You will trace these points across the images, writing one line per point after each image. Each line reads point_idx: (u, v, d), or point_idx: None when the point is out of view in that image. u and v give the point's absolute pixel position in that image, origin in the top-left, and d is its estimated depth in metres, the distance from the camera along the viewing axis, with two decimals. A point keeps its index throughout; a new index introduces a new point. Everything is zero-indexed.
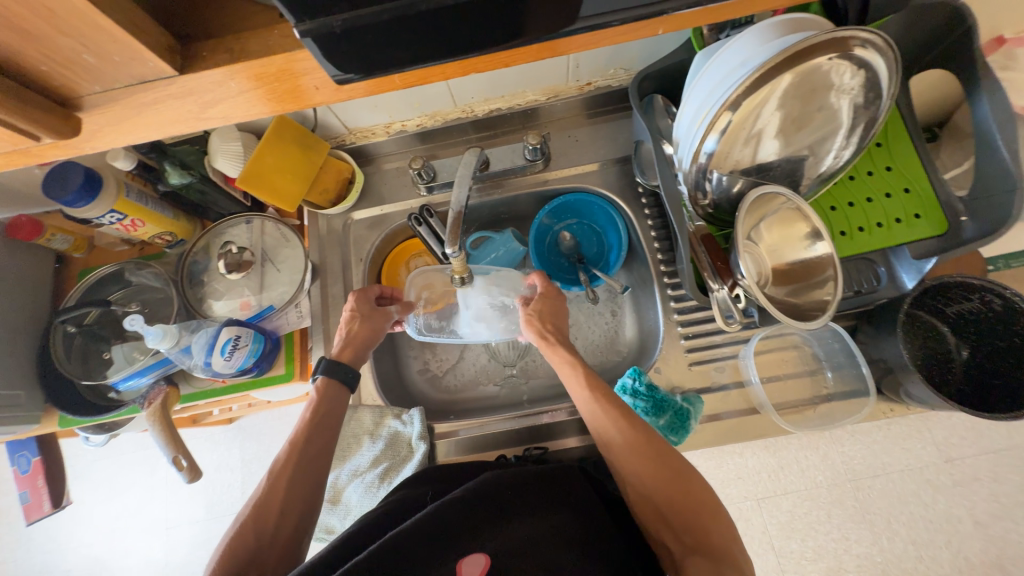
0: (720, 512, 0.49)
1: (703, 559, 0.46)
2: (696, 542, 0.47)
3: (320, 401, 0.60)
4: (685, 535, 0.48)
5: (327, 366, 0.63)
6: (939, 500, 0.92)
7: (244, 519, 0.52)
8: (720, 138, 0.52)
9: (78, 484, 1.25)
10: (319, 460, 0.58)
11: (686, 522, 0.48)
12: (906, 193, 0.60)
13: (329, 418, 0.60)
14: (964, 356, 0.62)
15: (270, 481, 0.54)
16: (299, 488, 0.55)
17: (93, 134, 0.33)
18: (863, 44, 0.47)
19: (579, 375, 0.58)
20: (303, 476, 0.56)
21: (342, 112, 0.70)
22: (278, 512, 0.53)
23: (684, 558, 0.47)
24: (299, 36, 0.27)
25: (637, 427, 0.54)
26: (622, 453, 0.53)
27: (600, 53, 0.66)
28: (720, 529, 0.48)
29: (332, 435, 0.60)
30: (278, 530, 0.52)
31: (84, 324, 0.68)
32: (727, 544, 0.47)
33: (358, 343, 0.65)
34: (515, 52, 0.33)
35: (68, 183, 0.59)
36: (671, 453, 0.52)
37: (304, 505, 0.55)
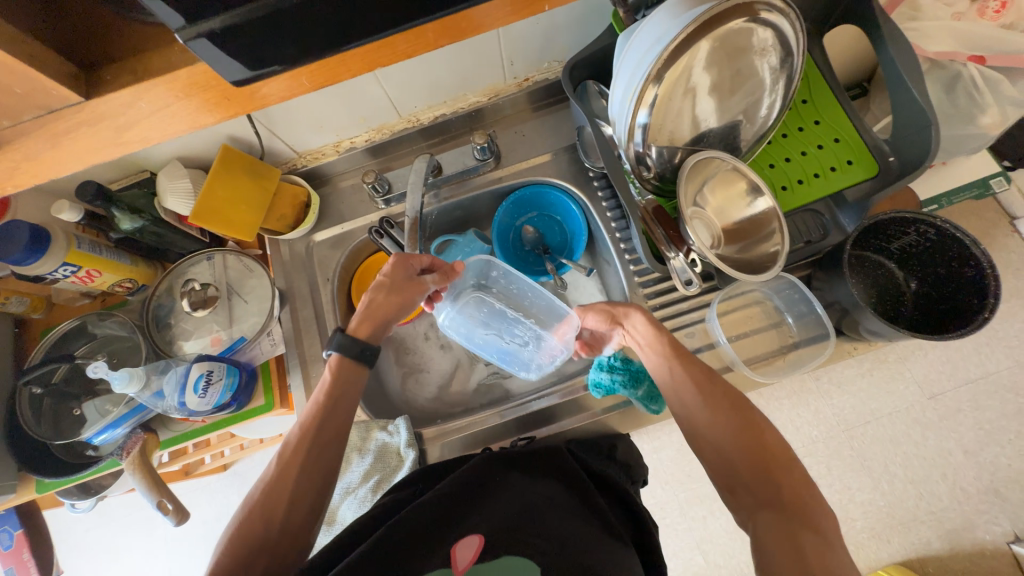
0: (796, 464, 0.48)
1: (770, 514, 0.45)
2: (770, 496, 0.46)
3: (331, 382, 0.56)
4: (756, 489, 0.47)
5: (341, 341, 0.58)
6: (928, 436, 0.95)
7: (252, 505, 0.49)
8: (650, 111, 0.55)
9: (71, 559, 1.19)
10: (332, 448, 0.54)
11: (759, 467, 0.48)
12: (835, 142, 0.63)
13: (341, 403, 0.56)
14: (913, 288, 0.65)
15: (277, 470, 0.51)
16: (308, 479, 0.51)
17: (10, 172, 0.33)
18: (767, 7, 0.50)
19: (655, 334, 0.57)
20: (314, 467, 0.52)
21: (288, 136, 0.71)
22: (285, 504, 0.49)
23: (753, 514, 0.46)
24: (186, 38, 0.28)
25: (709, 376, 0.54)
26: (697, 402, 0.53)
27: (531, 47, 0.68)
28: (797, 481, 0.47)
29: (348, 414, 0.56)
30: (284, 522, 0.48)
31: (50, 383, 0.66)
32: (805, 498, 0.45)
33: (378, 318, 0.61)
34: (414, 39, 0.35)
35: (13, 241, 0.58)
36: (743, 406, 0.51)
37: (316, 493, 0.51)
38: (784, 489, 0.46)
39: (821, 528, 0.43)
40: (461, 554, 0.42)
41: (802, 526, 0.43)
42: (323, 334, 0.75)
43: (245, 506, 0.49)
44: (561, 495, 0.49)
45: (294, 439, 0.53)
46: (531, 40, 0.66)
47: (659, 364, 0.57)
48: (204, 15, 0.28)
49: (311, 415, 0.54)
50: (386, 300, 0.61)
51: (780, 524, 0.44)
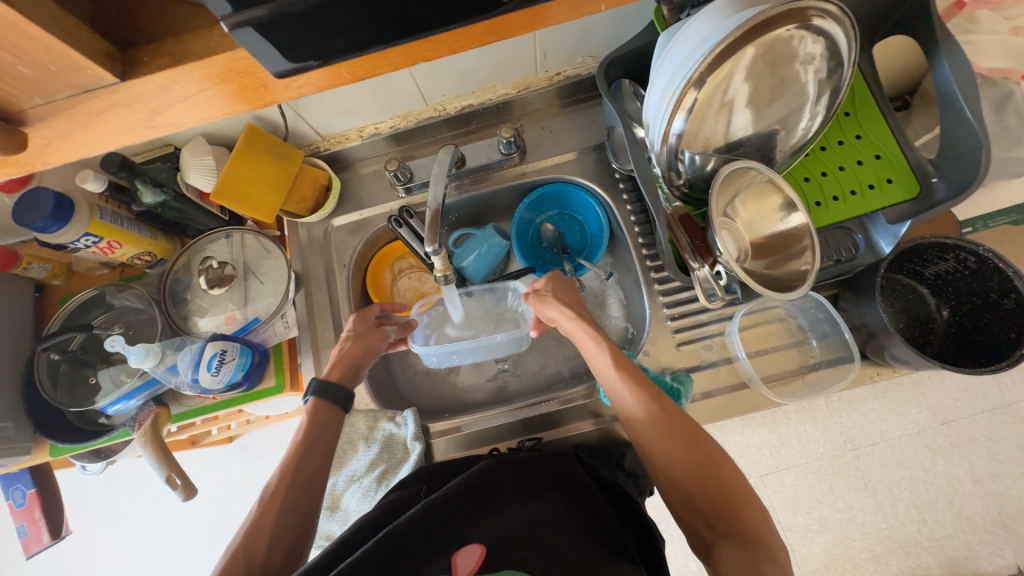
0: (753, 499, 0.49)
1: (731, 544, 0.45)
2: (730, 528, 0.46)
3: (309, 423, 0.58)
4: (717, 521, 0.47)
5: (318, 387, 0.60)
6: (938, 463, 0.93)
7: (231, 554, 0.48)
8: (687, 117, 0.53)
9: (79, 517, 1.23)
10: (313, 486, 0.55)
11: (716, 504, 0.48)
12: (876, 159, 0.61)
13: (319, 443, 0.57)
14: (944, 316, 0.63)
15: (259, 513, 0.51)
16: (289, 520, 0.51)
17: (42, 149, 0.32)
18: (820, 13, 0.47)
19: (603, 351, 0.58)
20: (294, 507, 0.52)
21: (313, 118, 0.70)
22: (267, 544, 0.49)
23: (715, 543, 0.46)
24: (233, 27, 0.27)
25: (662, 402, 0.54)
26: (651, 431, 0.53)
27: (565, 42, 0.66)
28: (755, 518, 0.47)
29: (326, 454, 0.57)
30: (265, 564, 0.48)
31: (68, 350, 0.67)
32: (760, 528, 0.46)
33: (348, 363, 0.63)
34: (462, 36, 0.33)
35: (38, 210, 0.58)
36: (696, 432, 0.52)
37: (294, 537, 0.51)
38: (744, 523, 0.47)
39: (779, 559, 0.44)
40: (462, 562, 0.42)
41: (763, 558, 0.43)
42: (336, 320, 0.75)
43: (224, 557, 0.48)
44: (567, 509, 0.48)
45: (273, 484, 0.53)
46: (567, 35, 0.64)
47: (609, 388, 0.57)
48: (251, 3, 0.26)
49: (292, 455, 0.55)
50: (356, 346, 0.64)
51: (740, 556, 0.44)
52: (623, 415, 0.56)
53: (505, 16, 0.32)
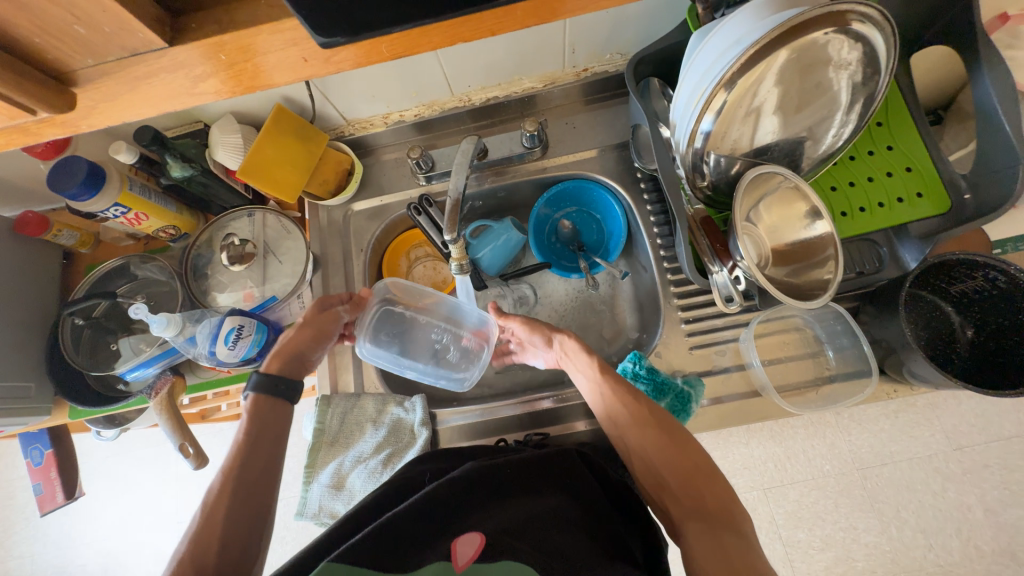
0: (717, 473, 0.50)
1: (698, 525, 0.46)
2: (698, 508, 0.47)
3: (252, 420, 0.55)
4: (684, 500, 0.48)
5: (262, 382, 0.58)
6: (949, 488, 0.91)
7: (179, 559, 0.45)
8: (715, 118, 0.52)
9: (91, 480, 1.27)
10: (258, 491, 0.51)
11: (684, 484, 0.49)
12: (907, 171, 0.59)
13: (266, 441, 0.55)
14: (968, 335, 0.61)
15: (199, 529, 0.47)
16: (234, 535, 0.48)
17: (89, 110, 0.33)
18: (860, 17, 0.46)
19: (590, 359, 0.59)
20: (242, 508, 0.49)
21: (339, 102, 0.70)
22: (218, 549, 0.46)
23: (683, 524, 0.47)
24: None
25: (642, 402, 0.54)
26: (629, 430, 0.53)
27: (596, 37, 0.65)
28: (717, 489, 0.48)
29: (272, 458, 0.54)
30: (218, 567, 0.46)
31: (92, 316, 0.69)
32: (729, 510, 0.47)
33: (287, 353, 0.62)
34: (504, 16, 0.33)
35: (72, 176, 0.60)
36: (671, 425, 0.52)
37: (240, 544, 0.48)
38: (710, 502, 0.47)
39: (745, 533, 0.45)
40: (462, 550, 0.43)
41: (727, 533, 0.45)
42: None
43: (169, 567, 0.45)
44: (563, 508, 0.48)
45: (217, 486, 0.50)
46: (598, 30, 0.64)
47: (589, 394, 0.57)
48: None
49: (236, 454, 0.52)
50: (307, 338, 0.63)
51: (708, 536, 0.45)
52: (603, 417, 0.56)
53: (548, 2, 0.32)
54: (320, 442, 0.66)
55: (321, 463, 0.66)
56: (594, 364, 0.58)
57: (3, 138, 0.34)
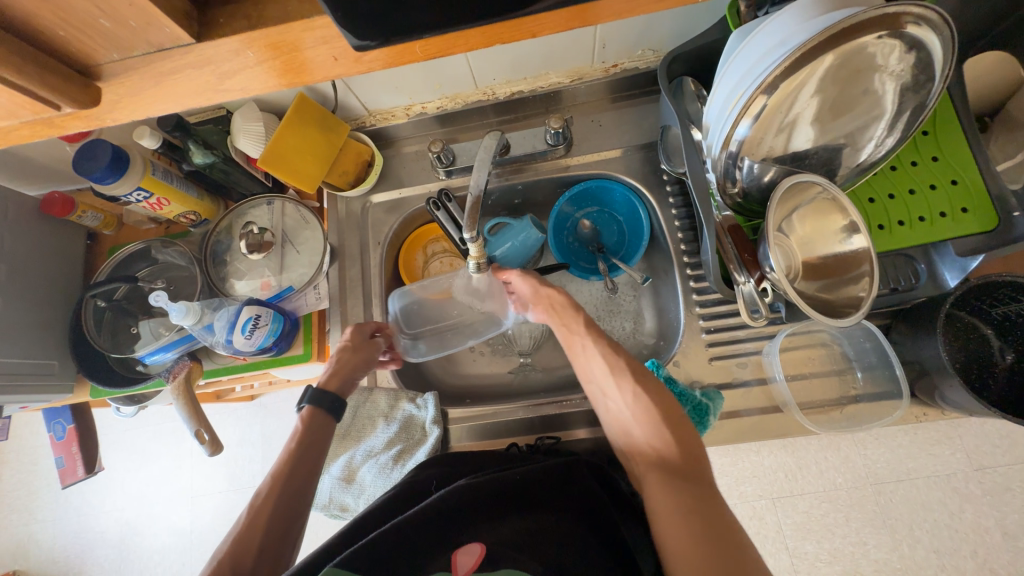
0: (687, 426, 0.51)
1: (659, 474, 0.49)
2: (662, 460, 0.50)
3: (304, 430, 0.57)
4: (650, 452, 0.51)
5: (315, 395, 0.61)
6: (966, 509, 0.88)
7: (220, 558, 0.47)
8: (753, 124, 0.49)
9: (110, 451, 1.31)
10: (300, 499, 0.53)
11: (652, 435, 0.52)
12: (952, 185, 0.56)
13: (311, 451, 0.56)
14: (1008, 361, 0.58)
15: (243, 527, 0.49)
16: (275, 535, 0.49)
17: (114, 105, 0.33)
18: (916, 20, 0.43)
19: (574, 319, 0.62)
20: (283, 516, 0.51)
21: (362, 92, 0.69)
22: (256, 551, 0.48)
23: (646, 472, 0.50)
24: None
25: (619, 355, 0.56)
26: (603, 381, 0.57)
27: (628, 33, 0.63)
28: (684, 440, 0.50)
29: (316, 467, 0.56)
30: (254, 569, 0.47)
31: (113, 299, 0.70)
32: (694, 460, 0.49)
33: (345, 375, 0.64)
34: (540, 20, 0.31)
35: (97, 160, 0.60)
36: (644, 376, 0.55)
37: (279, 546, 0.49)
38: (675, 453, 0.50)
39: (706, 479, 0.48)
40: (462, 560, 0.43)
41: (685, 481, 0.47)
42: (366, 295, 0.75)
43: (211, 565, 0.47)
44: (570, 523, 0.47)
45: (265, 489, 0.52)
46: (631, 26, 0.62)
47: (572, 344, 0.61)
48: None
49: (285, 462, 0.54)
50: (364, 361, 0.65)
51: (665, 484, 0.48)
52: (580, 364, 0.60)
53: (587, 4, 0.30)
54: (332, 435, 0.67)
55: (333, 454, 0.66)
56: (579, 317, 0.62)
57: (28, 129, 0.34)
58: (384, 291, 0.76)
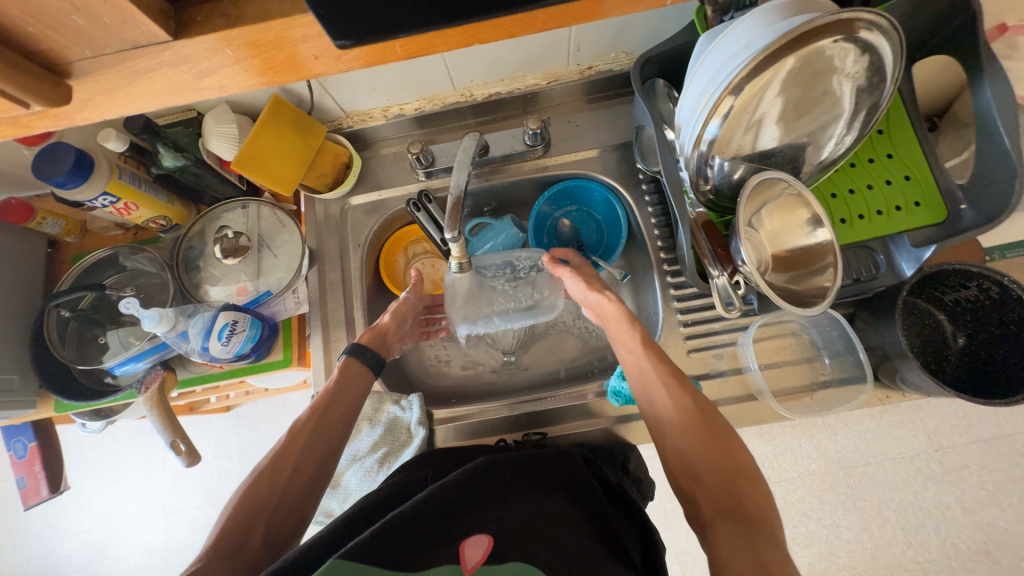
0: (758, 477, 0.49)
1: (729, 524, 0.45)
2: (731, 507, 0.46)
3: (339, 377, 0.59)
4: (719, 498, 0.47)
5: (354, 350, 0.62)
6: (929, 487, 0.93)
7: (259, 471, 0.51)
8: (722, 123, 0.51)
9: (75, 471, 1.25)
10: (335, 431, 0.56)
11: (721, 479, 0.48)
12: (906, 180, 0.59)
13: (344, 393, 0.59)
14: (959, 344, 0.62)
15: (284, 442, 0.53)
16: (310, 459, 0.53)
17: (87, 104, 0.32)
18: (868, 25, 0.46)
19: (636, 333, 0.59)
20: (317, 445, 0.54)
21: (339, 93, 0.69)
22: (292, 469, 0.52)
23: (712, 523, 0.46)
24: None
25: (687, 390, 0.53)
26: (666, 415, 0.53)
27: (601, 36, 0.65)
28: (755, 494, 0.47)
29: (353, 409, 0.59)
30: (289, 485, 0.51)
31: (79, 308, 0.67)
32: (764, 514, 0.45)
33: (382, 333, 0.66)
34: (520, 20, 0.32)
35: (60, 164, 0.58)
36: (716, 417, 0.52)
37: (316, 468, 0.53)
38: (746, 504, 0.46)
39: (779, 541, 0.43)
40: (471, 552, 0.42)
41: (761, 538, 0.43)
42: (347, 298, 0.74)
43: (251, 476, 0.51)
44: (566, 508, 0.49)
45: (303, 418, 0.55)
46: (604, 29, 0.63)
47: (632, 369, 0.57)
48: None
49: (322, 398, 0.57)
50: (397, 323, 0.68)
51: (739, 538, 0.43)
52: (641, 393, 0.56)
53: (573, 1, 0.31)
54: None
55: None
56: (635, 330, 0.59)
57: None
58: (365, 293, 0.75)
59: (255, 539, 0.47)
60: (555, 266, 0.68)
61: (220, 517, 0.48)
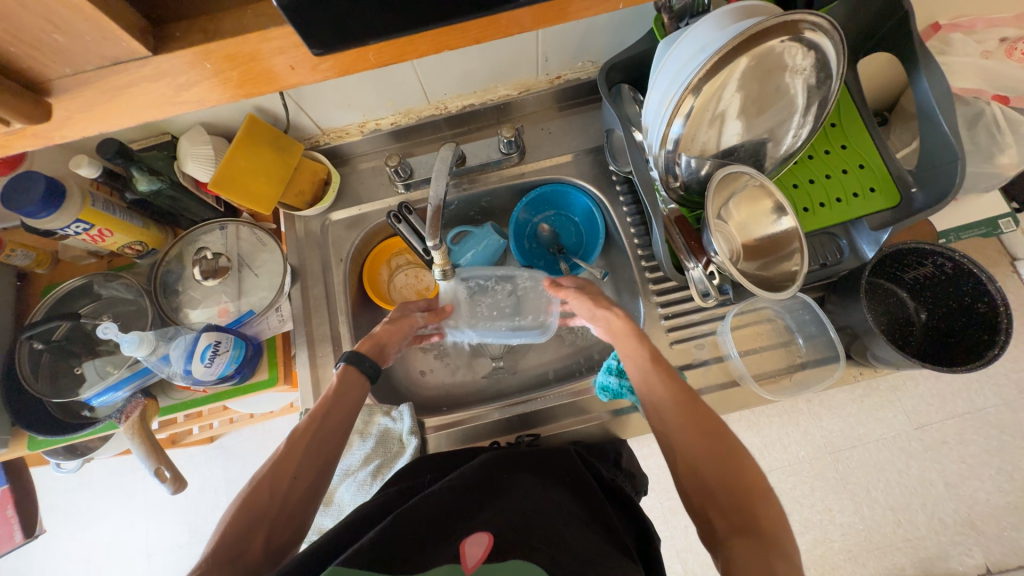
0: (770, 492, 0.49)
1: (745, 540, 0.45)
2: (744, 522, 0.46)
3: (335, 388, 0.58)
4: (732, 513, 0.47)
5: (351, 358, 0.61)
6: (912, 465, 0.96)
7: (257, 481, 0.49)
8: (685, 122, 0.54)
9: (50, 517, 1.19)
10: (333, 439, 0.55)
11: (732, 493, 0.48)
12: (860, 168, 0.63)
13: (342, 404, 0.58)
14: (923, 319, 0.65)
15: (284, 450, 0.52)
16: (309, 466, 0.52)
17: (66, 121, 0.32)
18: (812, 26, 0.49)
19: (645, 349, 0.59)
20: (316, 453, 0.53)
21: (314, 111, 0.70)
22: (290, 478, 0.51)
23: (727, 539, 0.46)
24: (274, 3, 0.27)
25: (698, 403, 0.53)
26: (676, 431, 0.53)
27: (567, 46, 0.68)
28: (768, 510, 0.47)
29: (348, 418, 0.58)
30: (287, 494, 0.50)
31: (52, 340, 0.65)
32: (777, 529, 0.46)
33: (378, 343, 0.64)
34: (487, 26, 0.34)
35: (29, 193, 0.57)
36: (726, 431, 0.52)
37: (314, 477, 0.52)
38: (760, 518, 0.46)
39: (791, 558, 0.44)
40: (471, 551, 0.42)
41: (776, 555, 0.44)
42: (332, 313, 0.74)
43: (250, 484, 0.50)
44: (565, 502, 0.50)
45: (301, 427, 0.54)
46: (570, 40, 0.66)
47: (641, 380, 0.57)
48: None
49: (320, 407, 0.56)
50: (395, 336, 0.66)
51: (756, 557, 0.44)
52: (651, 408, 0.56)
53: (537, 6, 0.33)
54: None
55: None
56: (643, 347, 0.59)
57: None
58: (350, 307, 0.75)
59: (256, 547, 0.47)
60: (556, 288, 0.67)
61: (217, 528, 0.47)
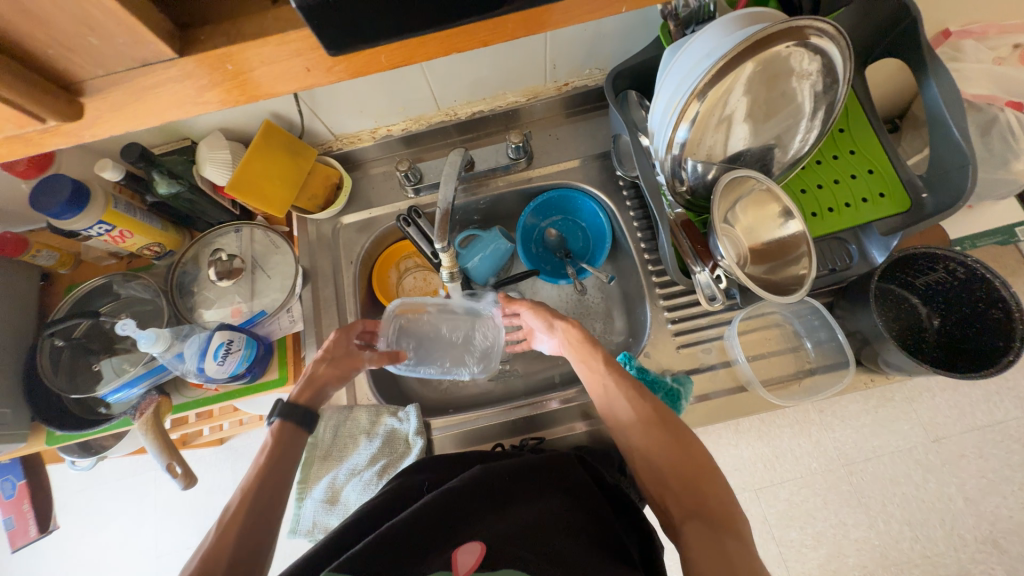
0: (720, 478, 0.50)
1: (698, 524, 0.46)
2: (696, 508, 0.47)
3: (272, 447, 0.54)
4: (685, 501, 0.48)
5: (285, 408, 0.57)
6: (930, 479, 0.94)
7: None
8: (691, 127, 0.55)
9: (63, 515, 1.21)
10: (271, 516, 0.48)
11: (685, 482, 0.49)
12: (869, 173, 0.63)
13: (281, 465, 0.53)
14: (935, 325, 0.65)
15: (215, 536, 0.45)
16: (243, 553, 0.45)
17: (96, 119, 0.34)
18: (817, 32, 0.50)
19: (596, 353, 0.60)
20: (252, 534, 0.46)
21: (328, 118, 0.72)
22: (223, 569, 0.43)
23: (683, 523, 0.47)
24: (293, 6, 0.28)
25: (647, 400, 0.55)
26: (628, 426, 0.54)
27: (575, 53, 0.69)
28: (719, 495, 0.48)
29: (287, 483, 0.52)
30: None
31: (73, 337, 0.68)
32: (729, 512, 0.47)
33: (319, 386, 0.62)
34: (495, 29, 0.35)
35: (56, 195, 0.59)
36: (677, 424, 0.53)
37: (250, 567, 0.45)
38: (710, 502, 0.48)
39: (744, 537, 0.45)
40: (463, 559, 0.43)
41: (729, 536, 0.44)
42: (341, 315, 0.76)
43: None
44: (567, 512, 0.49)
45: (233, 505, 0.48)
46: (577, 47, 0.67)
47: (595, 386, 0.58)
48: None
49: (254, 476, 0.50)
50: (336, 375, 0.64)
51: (707, 537, 0.44)
52: (606, 410, 0.57)
53: (544, 9, 0.34)
54: (312, 456, 0.66)
55: (314, 477, 0.65)
56: (597, 353, 0.60)
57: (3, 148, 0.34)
58: (358, 309, 0.77)
59: None
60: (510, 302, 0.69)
61: None
